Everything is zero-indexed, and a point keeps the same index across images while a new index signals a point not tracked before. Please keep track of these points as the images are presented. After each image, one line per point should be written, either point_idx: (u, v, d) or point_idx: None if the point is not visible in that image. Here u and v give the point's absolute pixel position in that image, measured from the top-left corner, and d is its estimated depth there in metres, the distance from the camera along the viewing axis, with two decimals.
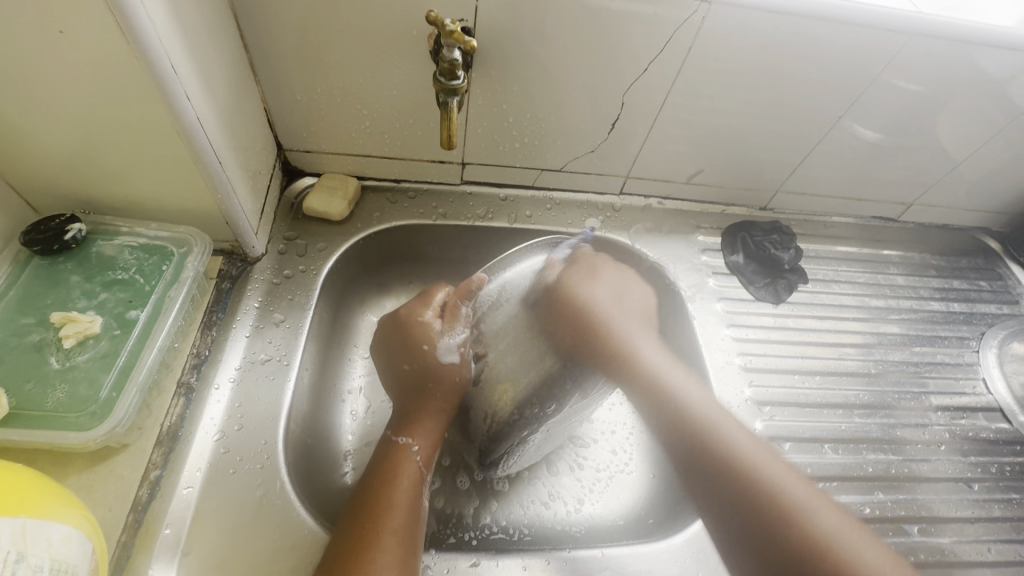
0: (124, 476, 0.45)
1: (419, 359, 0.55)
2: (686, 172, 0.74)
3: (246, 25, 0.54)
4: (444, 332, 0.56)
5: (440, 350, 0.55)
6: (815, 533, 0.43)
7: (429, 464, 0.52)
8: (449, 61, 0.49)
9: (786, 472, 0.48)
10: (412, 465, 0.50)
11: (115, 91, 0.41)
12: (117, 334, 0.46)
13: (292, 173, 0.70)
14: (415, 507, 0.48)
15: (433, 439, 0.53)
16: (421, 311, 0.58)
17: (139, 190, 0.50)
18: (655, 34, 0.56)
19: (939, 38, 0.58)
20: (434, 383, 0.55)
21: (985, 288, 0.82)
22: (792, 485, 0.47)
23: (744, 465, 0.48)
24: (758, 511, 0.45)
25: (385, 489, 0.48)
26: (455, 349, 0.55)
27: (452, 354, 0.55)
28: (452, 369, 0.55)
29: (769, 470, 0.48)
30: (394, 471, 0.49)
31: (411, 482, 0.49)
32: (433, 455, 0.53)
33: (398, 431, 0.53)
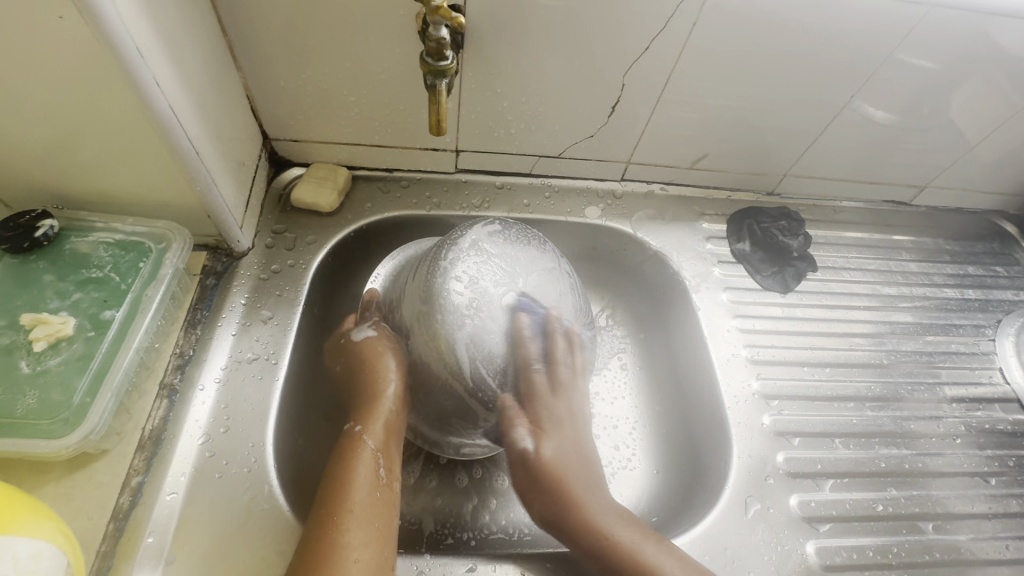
0: (104, 483, 0.43)
1: (341, 354, 0.56)
2: (690, 156, 0.71)
3: (223, 8, 0.51)
4: (356, 326, 0.56)
5: (354, 335, 0.55)
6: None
7: (387, 447, 0.48)
8: (437, 40, 0.46)
9: (636, 534, 0.45)
10: (359, 447, 0.47)
11: (81, 78, 0.38)
12: (91, 336, 0.44)
13: (279, 163, 0.67)
14: (375, 490, 0.45)
15: (390, 421, 0.49)
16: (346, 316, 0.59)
17: (113, 183, 0.47)
18: (656, 9, 0.53)
19: (958, 10, 0.54)
20: (354, 364, 0.53)
21: (1002, 274, 0.79)
22: (627, 535, 0.45)
23: (593, 535, 0.45)
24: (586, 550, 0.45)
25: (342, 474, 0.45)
26: (368, 327, 0.55)
27: (363, 333, 0.55)
28: (368, 344, 0.53)
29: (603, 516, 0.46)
30: (348, 456, 0.47)
31: (369, 465, 0.46)
32: (389, 438, 0.49)
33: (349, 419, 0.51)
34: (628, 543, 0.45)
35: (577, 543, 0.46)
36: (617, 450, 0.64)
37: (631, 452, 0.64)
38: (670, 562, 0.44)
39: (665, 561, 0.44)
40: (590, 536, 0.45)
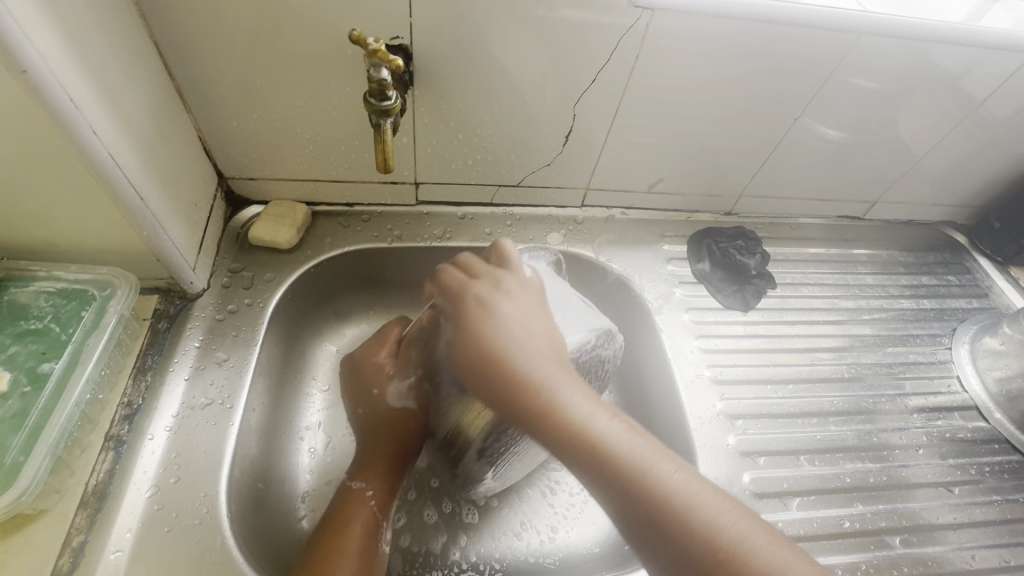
0: (42, 545, 0.41)
1: (370, 402, 0.56)
2: (647, 180, 0.73)
3: (170, 53, 0.51)
4: (395, 377, 0.55)
5: (389, 395, 0.55)
6: (708, 544, 0.34)
7: (385, 507, 0.51)
8: (378, 81, 0.47)
9: (766, 542, 0.34)
10: (362, 506, 0.49)
11: (12, 128, 0.38)
12: (28, 391, 0.42)
13: (236, 202, 0.67)
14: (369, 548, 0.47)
15: (391, 477, 0.52)
16: (378, 351, 0.58)
17: (53, 232, 0.46)
18: (602, 41, 0.55)
19: (889, 35, 0.57)
20: (389, 426, 0.54)
21: (955, 283, 0.82)
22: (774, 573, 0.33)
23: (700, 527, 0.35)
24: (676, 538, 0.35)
25: (336, 530, 0.47)
26: (406, 391, 0.55)
27: (401, 398, 0.55)
28: (403, 414, 0.55)
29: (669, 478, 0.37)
30: (346, 511, 0.49)
31: (364, 527, 0.48)
32: (391, 496, 0.51)
33: (354, 472, 0.52)
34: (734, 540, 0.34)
35: (659, 535, 0.35)
36: None
37: None
38: (761, 539, 0.34)
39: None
40: (659, 514, 0.35)
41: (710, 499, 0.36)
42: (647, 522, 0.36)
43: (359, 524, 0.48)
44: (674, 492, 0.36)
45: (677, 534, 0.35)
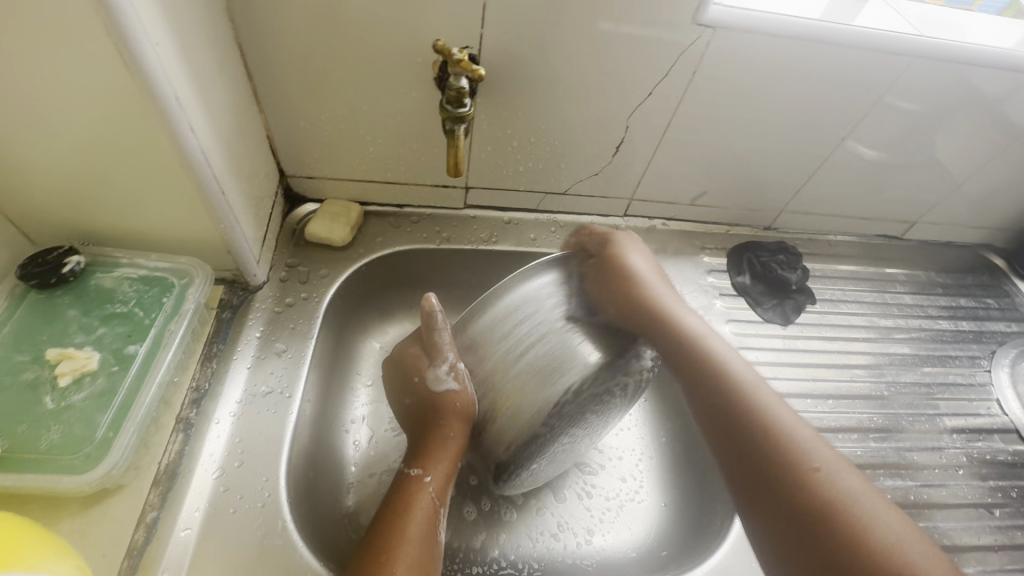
0: (120, 519, 0.43)
1: (415, 392, 0.55)
2: (690, 194, 0.74)
3: (251, 55, 0.54)
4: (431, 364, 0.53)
5: (431, 380, 0.52)
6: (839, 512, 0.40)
7: (443, 495, 0.51)
8: (457, 89, 0.49)
9: (881, 506, 0.41)
10: (423, 494, 0.49)
11: (121, 122, 0.40)
12: (115, 371, 0.45)
13: (293, 199, 0.69)
14: (431, 537, 0.47)
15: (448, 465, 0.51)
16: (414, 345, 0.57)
17: (139, 222, 0.49)
18: (662, 56, 0.56)
19: (941, 60, 0.58)
20: (439, 413, 0.52)
21: (993, 306, 0.82)
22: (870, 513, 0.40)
23: (804, 474, 0.42)
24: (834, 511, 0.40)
25: (398, 519, 0.47)
26: (448, 375, 0.52)
27: (443, 382, 0.52)
28: (450, 398, 0.51)
29: (819, 450, 0.44)
30: (407, 504, 0.48)
31: (426, 514, 0.48)
32: (447, 485, 0.51)
33: (413, 460, 0.52)
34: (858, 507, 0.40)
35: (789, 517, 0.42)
36: (624, 482, 0.67)
37: (638, 484, 0.67)
38: (887, 513, 0.40)
39: (898, 527, 0.39)
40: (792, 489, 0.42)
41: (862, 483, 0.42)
42: (768, 497, 0.43)
43: (421, 515, 0.48)
44: (811, 445, 0.44)
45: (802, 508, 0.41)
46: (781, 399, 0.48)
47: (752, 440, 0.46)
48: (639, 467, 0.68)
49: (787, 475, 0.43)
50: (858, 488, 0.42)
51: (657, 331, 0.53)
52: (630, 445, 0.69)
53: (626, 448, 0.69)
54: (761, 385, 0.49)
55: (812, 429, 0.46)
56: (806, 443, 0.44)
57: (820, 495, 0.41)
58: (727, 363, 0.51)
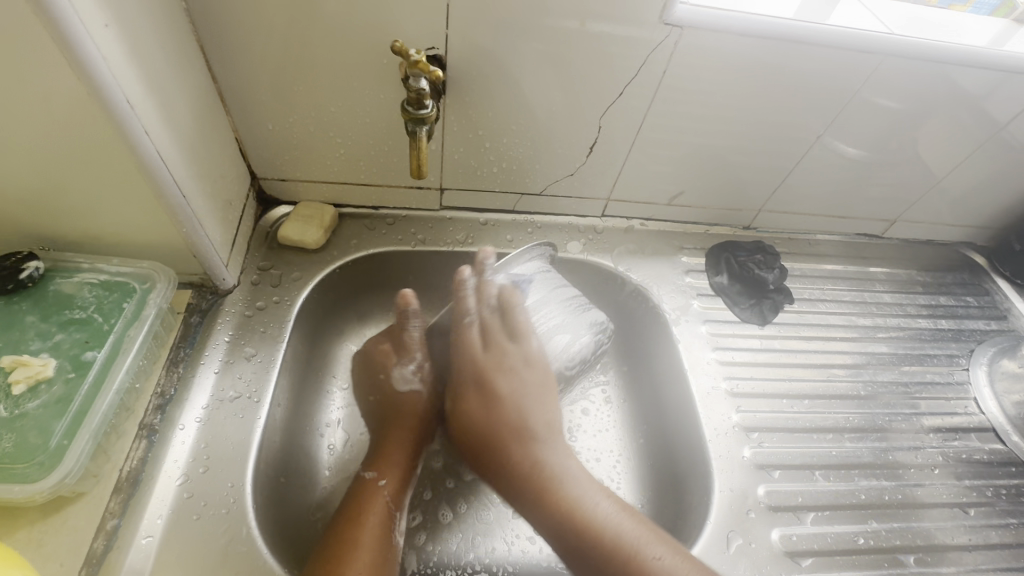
0: (78, 527, 0.43)
1: (381, 390, 0.59)
2: (667, 194, 0.74)
3: (215, 57, 0.53)
4: (398, 362, 0.59)
5: (395, 379, 0.58)
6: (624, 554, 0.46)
7: (397, 498, 0.52)
8: (417, 91, 0.49)
9: (662, 547, 0.47)
10: (378, 498, 0.51)
11: (70, 125, 0.40)
12: (72, 377, 0.44)
13: (266, 202, 0.69)
14: (385, 543, 0.48)
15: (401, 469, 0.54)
16: (383, 341, 0.60)
17: (99, 227, 0.48)
18: (631, 55, 0.56)
19: (912, 58, 0.58)
20: (398, 412, 0.57)
21: (973, 304, 0.82)
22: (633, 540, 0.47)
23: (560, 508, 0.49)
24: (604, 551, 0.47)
25: (351, 524, 0.48)
26: (412, 376, 0.59)
27: (406, 383, 0.58)
28: (411, 398, 0.58)
29: (598, 509, 0.49)
30: (361, 507, 0.49)
31: (379, 520, 0.49)
32: (400, 486, 0.53)
33: (368, 464, 0.54)
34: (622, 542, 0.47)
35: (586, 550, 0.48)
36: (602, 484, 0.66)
37: (616, 486, 0.65)
38: (660, 547, 0.47)
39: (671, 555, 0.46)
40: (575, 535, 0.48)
41: (648, 533, 0.48)
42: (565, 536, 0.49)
43: (375, 519, 0.49)
44: (585, 496, 0.50)
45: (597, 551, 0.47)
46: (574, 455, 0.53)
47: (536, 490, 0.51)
48: (618, 468, 0.67)
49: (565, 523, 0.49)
50: (614, 509, 0.50)
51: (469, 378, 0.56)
52: (608, 446, 0.68)
53: (604, 449, 0.68)
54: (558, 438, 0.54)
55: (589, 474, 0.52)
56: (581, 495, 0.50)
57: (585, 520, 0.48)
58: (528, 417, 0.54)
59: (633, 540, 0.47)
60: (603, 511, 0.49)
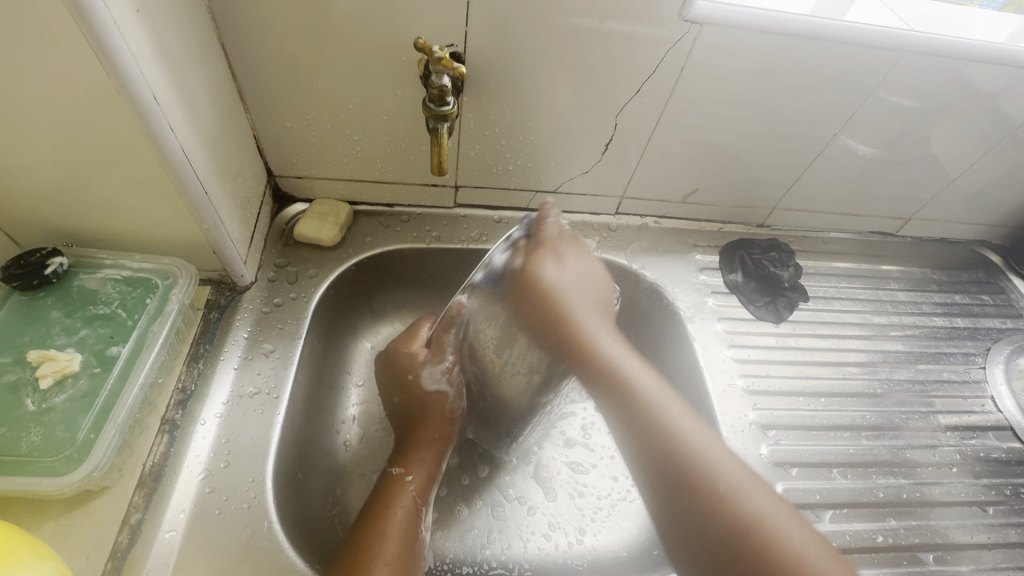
0: (103, 520, 0.43)
1: (405, 389, 0.56)
2: (682, 191, 0.74)
3: (234, 54, 0.53)
4: (428, 362, 0.55)
5: (425, 379, 0.55)
6: (743, 519, 0.42)
7: (424, 494, 0.52)
8: (439, 87, 0.49)
9: (766, 500, 0.43)
10: (404, 493, 0.51)
11: (97, 121, 0.40)
12: (97, 372, 0.45)
13: (282, 199, 0.69)
14: (412, 536, 0.48)
15: (428, 465, 0.53)
16: (409, 343, 0.58)
17: (122, 222, 0.49)
18: (649, 52, 0.56)
19: (932, 55, 0.58)
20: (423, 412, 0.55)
21: (988, 303, 0.81)
22: (766, 516, 0.42)
23: (761, 536, 0.40)
24: (710, 509, 0.42)
25: (378, 519, 0.48)
26: (442, 376, 0.55)
27: (436, 382, 0.55)
28: (439, 398, 0.56)
29: (714, 455, 0.45)
30: (386, 502, 0.49)
31: (407, 512, 0.49)
32: (427, 484, 0.53)
33: (393, 461, 0.54)
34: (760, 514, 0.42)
35: (688, 492, 0.44)
36: (616, 482, 0.66)
37: (630, 484, 0.66)
38: (792, 526, 0.41)
39: (801, 536, 0.41)
40: (705, 494, 0.43)
41: (755, 481, 0.44)
42: (675, 488, 0.44)
43: (401, 512, 0.49)
44: (725, 469, 0.44)
45: (729, 513, 0.42)
46: (685, 410, 0.48)
47: (652, 429, 0.47)
48: None
49: (687, 479, 0.44)
50: (711, 445, 0.46)
51: (555, 306, 0.52)
52: None
53: None
54: (668, 396, 0.49)
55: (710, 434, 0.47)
56: (683, 446, 0.45)
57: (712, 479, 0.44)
58: (602, 347, 0.51)
59: (734, 483, 0.43)
60: (729, 490, 0.43)
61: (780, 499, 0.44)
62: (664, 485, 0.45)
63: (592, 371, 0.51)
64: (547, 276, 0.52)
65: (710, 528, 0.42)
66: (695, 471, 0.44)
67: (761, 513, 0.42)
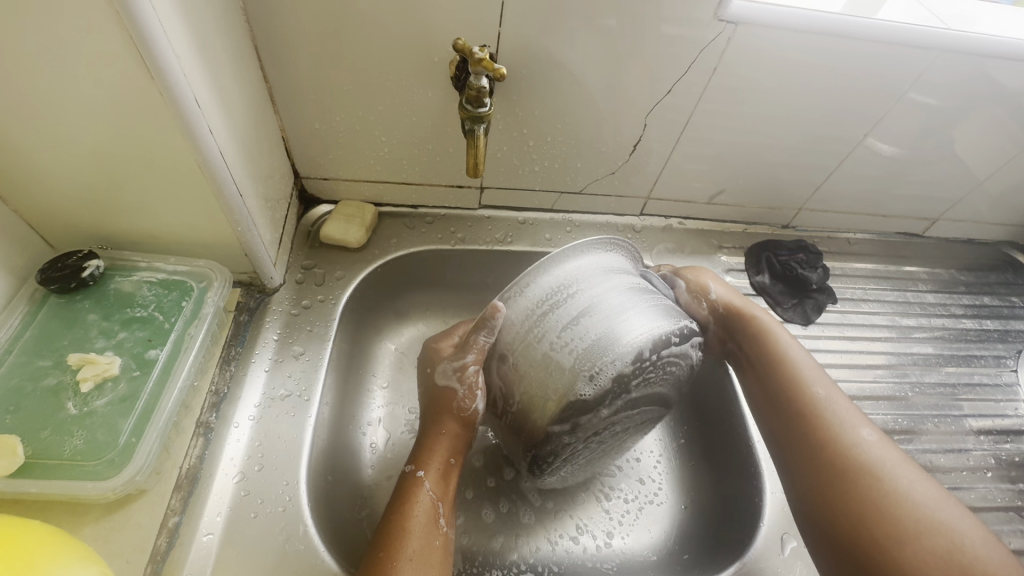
0: (142, 524, 0.43)
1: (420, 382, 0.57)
2: (708, 192, 0.73)
3: (266, 56, 0.53)
4: (450, 358, 0.54)
5: (439, 373, 0.54)
6: (879, 492, 0.43)
7: (445, 495, 0.50)
8: (477, 89, 0.49)
9: (937, 494, 0.43)
10: (422, 489, 0.49)
11: (138, 124, 0.40)
12: (136, 376, 0.45)
13: (308, 201, 0.69)
14: (432, 532, 0.47)
15: (446, 465, 0.52)
16: (443, 342, 0.57)
17: (156, 225, 0.48)
18: (682, 52, 0.55)
19: (968, 54, 0.57)
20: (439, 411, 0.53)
21: (1018, 304, 0.80)
22: (922, 500, 0.42)
23: (883, 492, 0.43)
24: (873, 496, 0.43)
25: (399, 512, 0.48)
26: (454, 373, 0.53)
27: (446, 378, 0.54)
28: (449, 395, 0.53)
29: (878, 454, 0.46)
30: (405, 499, 0.49)
31: (427, 509, 0.48)
32: (447, 485, 0.51)
33: (411, 458, 0.53)
34: (914, 495, 0.43)
35: (835, 470, 0.46)
36: (643, 484, 0.66)
37: (657, 486, 0.66)
38: (949, 512, 0.42)
39: (958, 520, 0.41)
40: (849, 480, 0.45)
41: (942, 493, 0.44)
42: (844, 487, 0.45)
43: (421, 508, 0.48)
44: (892, 470, 0.44)
45: (883, 489, 0.44)
46: (842, 396, 0.50)
47: (807, 415, 0.50)
48: (658, 469, 0.67)
49: (841, 465, 0.46)
50: (879, 444, 0.46)
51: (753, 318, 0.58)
52: (648, 447, 0.69)
53: (645, 450, 0.68)
54: (813, 368, 0.53)
55: (873, 426, 0.48)
56: (850, 422, 0.48)
57: (863, 460, 0.46)
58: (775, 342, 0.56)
59: (909, 484, 0.43)
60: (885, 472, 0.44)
61: (938, 486, 0.44)
62: (801, 468, 0.48)
63: (759, 358, 0.56)
64: (704, 288, 0.62)
65: (846, 508, 0.44)
66: (840, 458, 0.46)
67: (906, 488, 0.43)
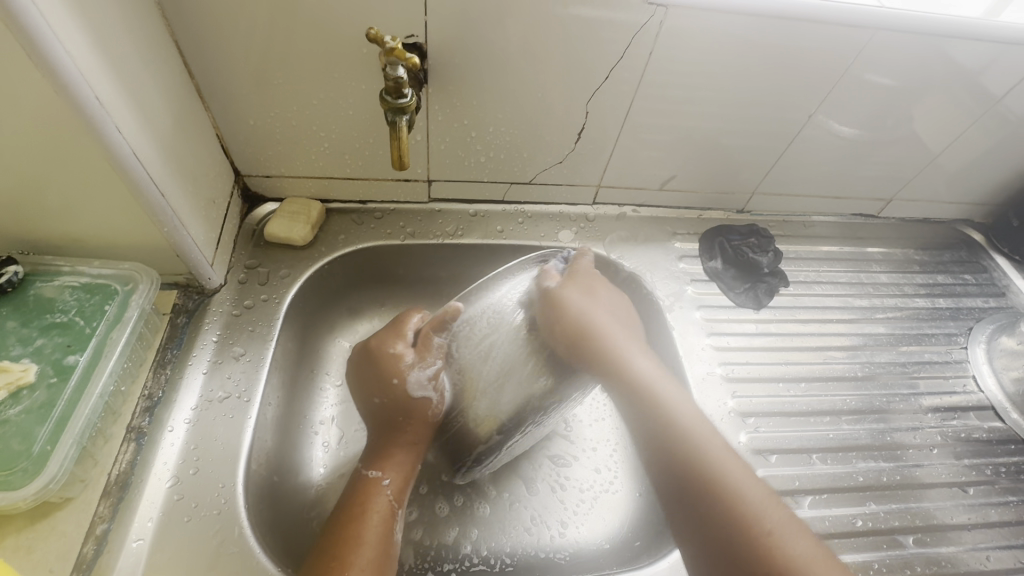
0: (68, 532, 0.42)
1: (388, 392, 0.52)
2: (659, 178, 0.73)
3: (188, 51, 0.52)
4: (416, 364, 0.52)
5: (412, 384, 0.52)
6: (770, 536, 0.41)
7: (401, 498, 0.50)
8: (395, 79, 0.48)
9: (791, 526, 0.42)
10: (378, 497, 0.49)
11: (37, 125, 0.39)
12: (54, 382, 0.44)
13: (252, 199, 0.68)
14: (389, 540, 0.47)
15: (403, 467, 0.51)
16: (396, 340, 0.54)
17: (77, 228, 0.48)
18: (615, 36, 0.55)
19: (905, 32, 0.57)
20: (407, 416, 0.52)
21: (970, 282, 0.81)
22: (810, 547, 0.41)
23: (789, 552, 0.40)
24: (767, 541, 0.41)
25: (354, 523, 0.47)
26: (428, 382, 0.52)
27: (422, 388, 0.52)
28: (423, 405, 0.52)
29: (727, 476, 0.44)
30: (363, 507, 0.48)
31: (383, 516, 0.48)
32: (404, 487, 0.51)
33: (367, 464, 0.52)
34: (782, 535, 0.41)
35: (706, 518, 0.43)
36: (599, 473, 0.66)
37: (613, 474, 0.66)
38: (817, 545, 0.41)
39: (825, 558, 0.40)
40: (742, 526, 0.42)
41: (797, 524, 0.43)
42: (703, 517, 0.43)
43: (377, 515, 0.48)
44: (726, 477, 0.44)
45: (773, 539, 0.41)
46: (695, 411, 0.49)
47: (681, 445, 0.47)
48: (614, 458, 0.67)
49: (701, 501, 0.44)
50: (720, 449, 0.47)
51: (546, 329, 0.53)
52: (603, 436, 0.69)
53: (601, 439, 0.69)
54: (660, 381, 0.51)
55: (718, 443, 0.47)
56: (708, 455, 0.46)
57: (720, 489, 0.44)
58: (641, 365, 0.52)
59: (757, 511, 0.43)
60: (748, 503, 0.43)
61: (792, 515, 0.44)
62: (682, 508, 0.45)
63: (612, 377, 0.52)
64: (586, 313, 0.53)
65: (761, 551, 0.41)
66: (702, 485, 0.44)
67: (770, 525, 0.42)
